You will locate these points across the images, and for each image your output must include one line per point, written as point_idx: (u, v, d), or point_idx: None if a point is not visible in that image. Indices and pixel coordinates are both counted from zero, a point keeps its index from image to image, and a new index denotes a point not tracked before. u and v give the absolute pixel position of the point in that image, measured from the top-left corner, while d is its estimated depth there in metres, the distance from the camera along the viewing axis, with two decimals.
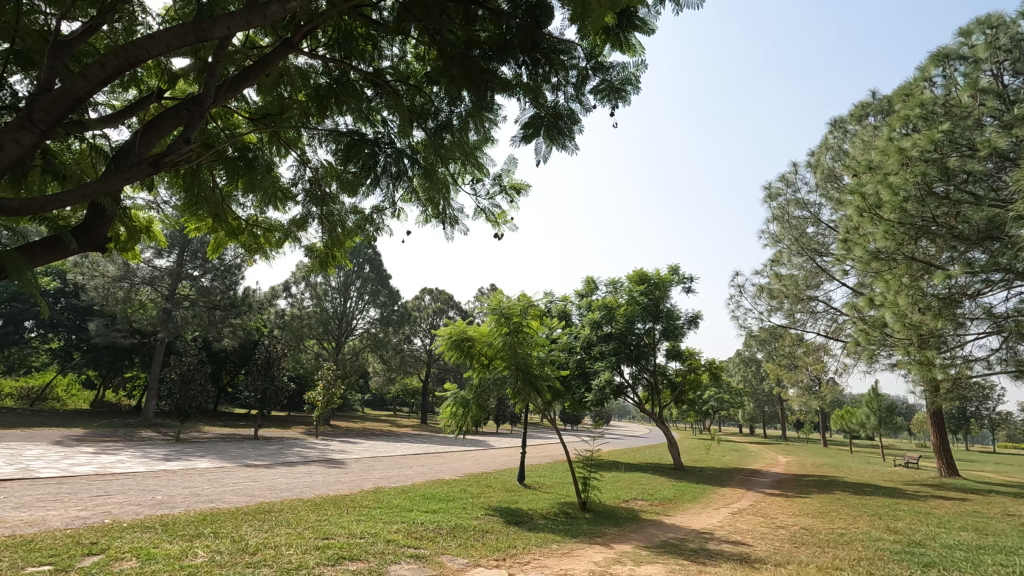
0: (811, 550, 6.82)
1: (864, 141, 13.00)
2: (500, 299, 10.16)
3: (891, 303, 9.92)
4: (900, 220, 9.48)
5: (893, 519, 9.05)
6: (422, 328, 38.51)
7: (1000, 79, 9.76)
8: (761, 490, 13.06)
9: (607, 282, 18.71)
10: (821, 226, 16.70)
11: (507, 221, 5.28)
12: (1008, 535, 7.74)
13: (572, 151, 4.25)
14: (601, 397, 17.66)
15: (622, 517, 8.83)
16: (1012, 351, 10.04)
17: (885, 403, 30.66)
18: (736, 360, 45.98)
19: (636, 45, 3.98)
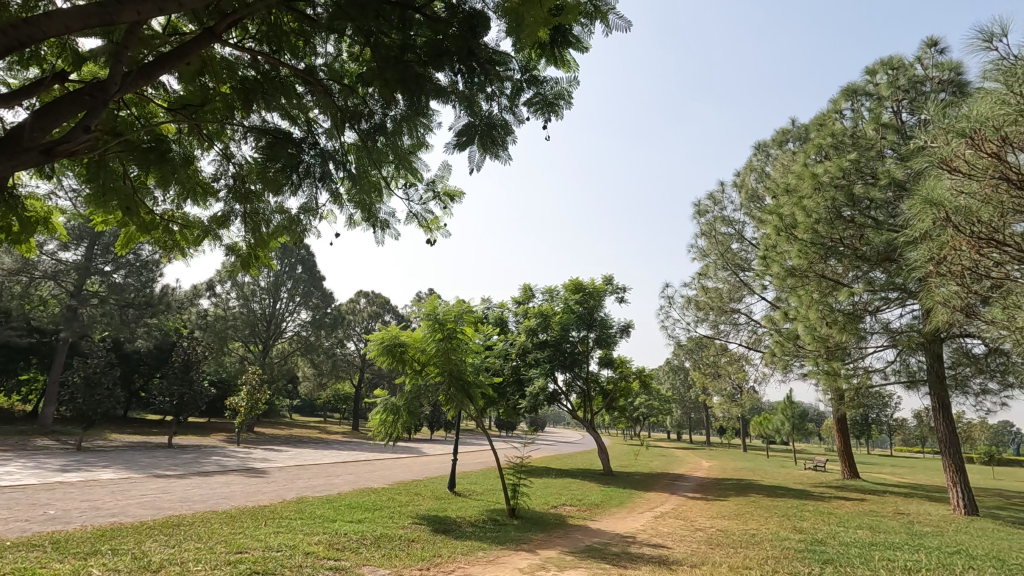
0: (724, 551, 7.17)
1: (783, 164, 13.96)
2: (436, 304, 9.99)
3: (804, 317, 10.57)
4: (812, 240, 10.17)
5: (799, 519, 9.68)
6: (356, 332, 37.47)
7: (899, 116, 10.78)
8: (683, 494, 13.57)
9: (544, 290, 18.94)
10: (744, 242, 17.67)
11: (440, 227, 5.30)
12: (897, 533, 8.43)
13: (504, 161, 4.33)
14: (534, 403, 17.83)
15: (549, 523, 8.95)
16: (905, 363, 11.04)
17: (798, 410, 32.74)
18: (665, 368, 47.73)
19: (570, 61, 4.10)
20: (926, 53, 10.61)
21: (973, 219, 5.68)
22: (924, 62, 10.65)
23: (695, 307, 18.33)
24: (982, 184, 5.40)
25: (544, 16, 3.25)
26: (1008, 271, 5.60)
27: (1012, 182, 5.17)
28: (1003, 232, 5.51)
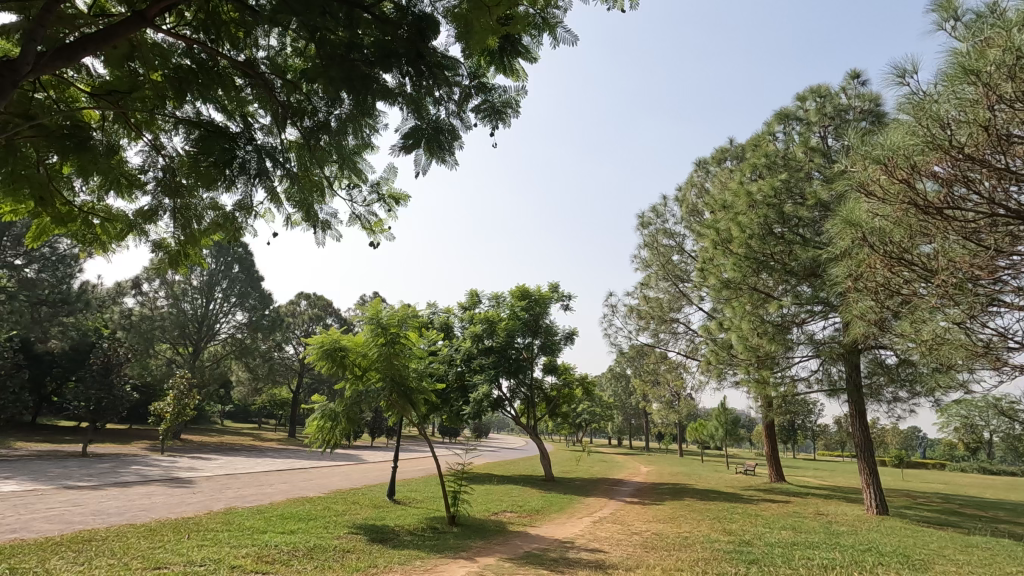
0: (658, 554, 7.38)
1: (721, 181, 14.63)
2: (380, 308, 9.89)
3: (737, 327, 11.11)
4: (746, 254, 10.67)
5: (729, 521, 10.10)
6: (296, 335, 36.18)
7: (826, 140, 11.52)
8: (621, 499, 13.87)
9: (490, 296, 18.96)
10: (684, 254, 18.33)
11: (384, 230, 5.22)
12: (817, 533, 8.95)
13: (450, 166, 4.32)
14: (478, 410, 17.77)
15: (489, 531, 8.92)
16: (826, 373, 11.77)
17: (731, 416, 34.19)
18: (608, 376, 48.75)
19: (519, 71, 4.14)
20: (850, 84, 11.41)
21: (886, 240, 6.15)
22: (848, 92, 11.46)
23: (637, 316, 18.85)
24: (895, 208, 5.86)
25: (492, 25, 3.27)
26: (915, 288, 6.06)
27: (918, 206, 5.65)
28: (911, 252, 6.00)
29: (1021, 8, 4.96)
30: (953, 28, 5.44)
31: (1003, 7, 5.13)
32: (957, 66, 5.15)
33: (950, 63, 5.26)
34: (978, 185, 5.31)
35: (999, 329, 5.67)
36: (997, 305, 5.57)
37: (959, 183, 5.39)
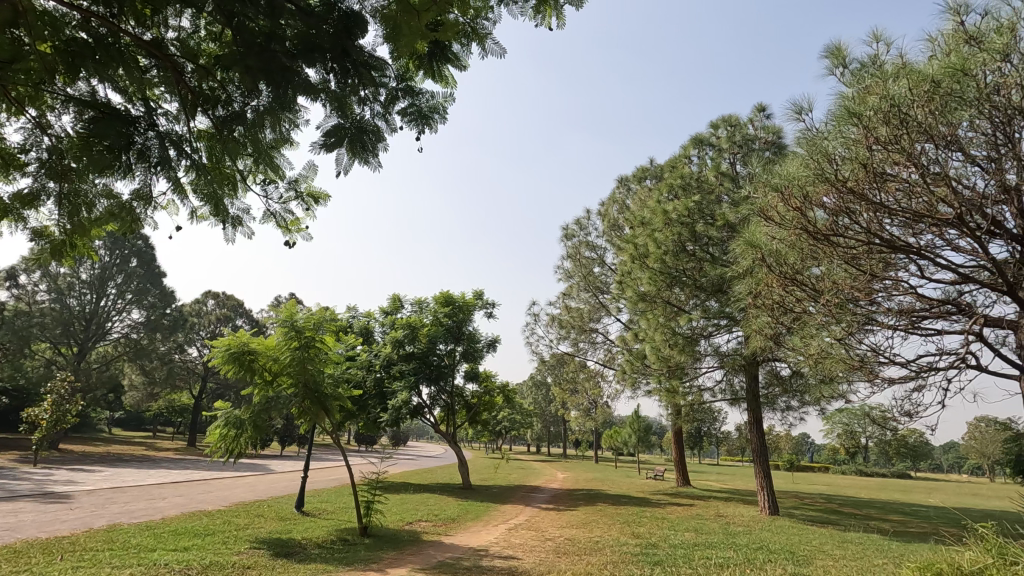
0: (569, 559, 7.56)
1: (640, 198, 15.34)
2: (294, 310, 9.43)
3: (651, 337, 11.71)
4: (661, 269, 11.35)
5: (637, 525, 10.53)
6: (200, 336, 33.74)
7: (734, 166, 12.38)
8: (537, 506, 14.06)
9: (413, 301, 18.67)
10: (604, 266, 19.00)
11: (300, 228, 5.04)
12: (716, 534, 9.54)
13: (374, 167, 4.25)
14: (396, 417, 17.38)
15: (402, 540, 8.74)
16: (729, 383, 12.60)
17: (643, 423, 35.66)
18: (528, 383, 49.40)
19: (447, 77, 4.14)
20: (756, 117, 12.40)
21: (781, 262, 6.71)
22: (755, 124, 12.43)
23: (558, 325, 19.28)
24: (790, 232, 6.43)
25: (422, 29, 3.24)
26: (805, 306, 6.64)
27: (809, 232, 6.17)
28: (801, 274, 6.58)
29: (895, 63, 5.65)
30: (841, 74, 6.07)
31: (882, 60, 5.80)
32: (844, 109, 5.77)
33: (838, 106, 5.88)
34: (859, 217, 5.92)
35: (872, 347, 6.33)
36: (871, 324, 6.23)
37: (844, 214, 5.99)
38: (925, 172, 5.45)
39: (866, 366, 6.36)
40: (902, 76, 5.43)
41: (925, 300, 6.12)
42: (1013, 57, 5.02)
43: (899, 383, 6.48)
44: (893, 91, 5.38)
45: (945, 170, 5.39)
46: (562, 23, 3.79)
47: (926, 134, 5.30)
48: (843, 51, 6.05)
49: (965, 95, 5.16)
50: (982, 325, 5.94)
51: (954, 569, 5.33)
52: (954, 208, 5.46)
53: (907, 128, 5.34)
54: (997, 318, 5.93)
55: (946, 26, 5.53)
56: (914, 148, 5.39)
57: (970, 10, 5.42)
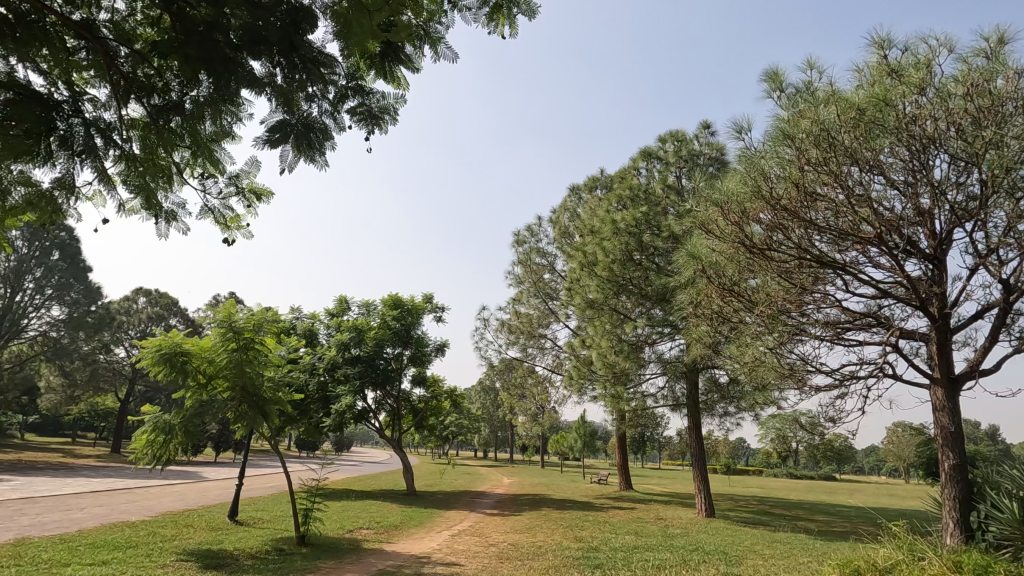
0: (511, 564, 7.58)
1: (590, 208, 15.65)
2: (233, 310, 9.04)
3: (598, 344, 11.94)
4: (608, 277, 11.70)
5: (580, 529, 10.68)
6: (129, 336, 31.77)
7: (680, 179, 12.81)
8: (482, 511, 14.02)
9: (360, 303, 18.27)
10: (554, 273, 19.23)
11: (240, 226, 4.84)
12: (655, 537, 9.79)
13: (320, 166, 4.15)
14: (339, 422, 16.95)
15: (342, 549, 8.51)
16: (671, 389, 13.02)
17: (590, 429, 36.22)
18: (477, 388, 49.29)
19: (399, 79, 4.10)
20: (701, 133, 12.91)
21: (720, 273, 7.00)
22: (700, 140, 12.93)
23: (507, 330, 19.35)
24: (729, 245, 6.71)
25: (373, 29, 3.18)
26: (742, 316, 6.94)
27: (746, 246, 6.50)
28: (739, 285, 6.90)
29: (826, 90, 6.03)
30: (778, 98, 6.42)
31: (815, 86, 6.18)
32: (780, 130, 6.12)
33: (775, 127, 6.22)
34: (791, 232, 6.27)
35: (801, 356, 6.69)
36: (800, 335, 6.59)
37: (778, 229, 6.33)
38: (850, 193, 5.83)
39: (795, 374, 6.71)
40: (831, 103, 5.81)
41: (848, 313, 6.54)
42: (927, 90, 5.45)
43: (825, 390, 6.89)
44: (824, 116, 5.75)
45: (867, 192, 5.80)
46: (514, 32, 3.83)
47: (852, 158, 5.69)
48: (780, 75, 6.40)
49: (886, 123, 5.58)
50: (898, 337, 6.40)
51: (870, 565, 5.67)
52: (875, 228, 5.87)
53: (835, 152, 5.72)
54: (912, 331, 6.39)
55: (871, 59, 5.96)
56: (841, 170, 5.77)
57: (892, 45, 5.87)
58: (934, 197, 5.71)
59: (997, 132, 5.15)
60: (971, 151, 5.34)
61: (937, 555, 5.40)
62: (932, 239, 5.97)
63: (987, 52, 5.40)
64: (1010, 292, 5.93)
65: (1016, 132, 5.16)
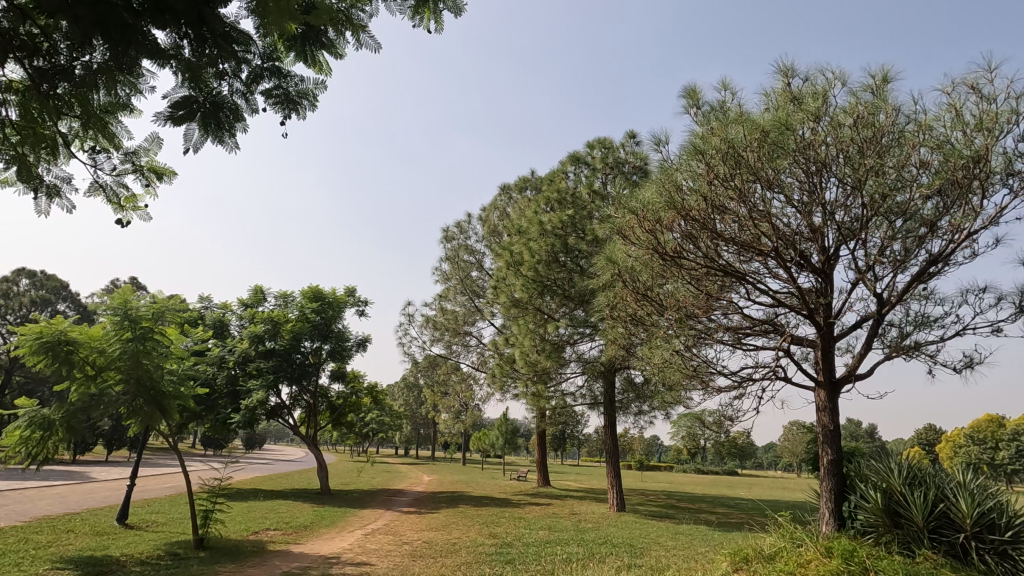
0: (423, 562, 7.54)
1: (520, 208, 15.84)
2: (128, 297, 8.40)
3: (521, 343, 12.11)
4: (534, 278, 11.94)
5: (495, 525, 10.79)
6: (5, 322, 28.48)
7: (605, 185, 13.22)
8: (398, 509, 13.82)
9: (277, 294, 17.44)
10: (482, 271, 19.25)
11: (136, 207, 4.50)
12: (567, 531, 10.08)
13: (229, 148, 3.94)
14: (249, 419, 16.13)
15: (244, 552, 8.09)
16: (589, 388, 13.44)
17: (511, 427, 36.67)
18: (400, 385, 48.69)
19: (321, 63, 3.95)
20: (627, 143, 13.37)
21: (635, 278, 7.30)
22: (626, 149, 13.37)
23: (432, 327, 19.18)
24: (644, 251, 6.99)
25: (292, 11, 3.00)
26: (654, 319, 7.29)
27: (658, 253, 6.83)
28: (652, 290, 7.24)
29: (736, 110, 6.44)
30: (695, 114, 6.78)
31: (726, 106, 6.59)
32: (692, 145, 6.45)
33: (688, 142, 6.55)
34: (700, 243, 6.68)
35: (705, 359, 7.13)
36: (705, 339, 7.03)
37: (689, 238, 6.70)
38: (752, 209, 6.30)
39: (699, 375, 7.13)
40: (740, 122, 6.21)
41: (749, 320, 7.03)
42: (822, 119, 5.97)
43: (725, 391, 7.37)
44: (732, 135, 6.15)
45: (767, 209, 6.28)
46: (440, 28, 3.79)
47: (754, 176, 6.16)
48: (697, 93, 6.77)
49: (788, 145, 6.03)
50: (789, 342, 6.96)
51: (757, 553, 6.16)
52: (772, 241, 6.38)
53: (740, 169, 6.17)
54: (801, 338, 6.98)
55: (776, 85, 6.43)
56: (745, 187, 6.22)
57: (794, 74, 6.37)
58: (823, 216, 6.25)
59: (877, 160, 5.75)
60: (857, 176, 5.89)
61: (813, 542, 5.93)
62: (821, 254, 6.56)
63: (873, 88, 5.98)
64: (884, 305, 6.62)
65: (894, 161, 5.79)
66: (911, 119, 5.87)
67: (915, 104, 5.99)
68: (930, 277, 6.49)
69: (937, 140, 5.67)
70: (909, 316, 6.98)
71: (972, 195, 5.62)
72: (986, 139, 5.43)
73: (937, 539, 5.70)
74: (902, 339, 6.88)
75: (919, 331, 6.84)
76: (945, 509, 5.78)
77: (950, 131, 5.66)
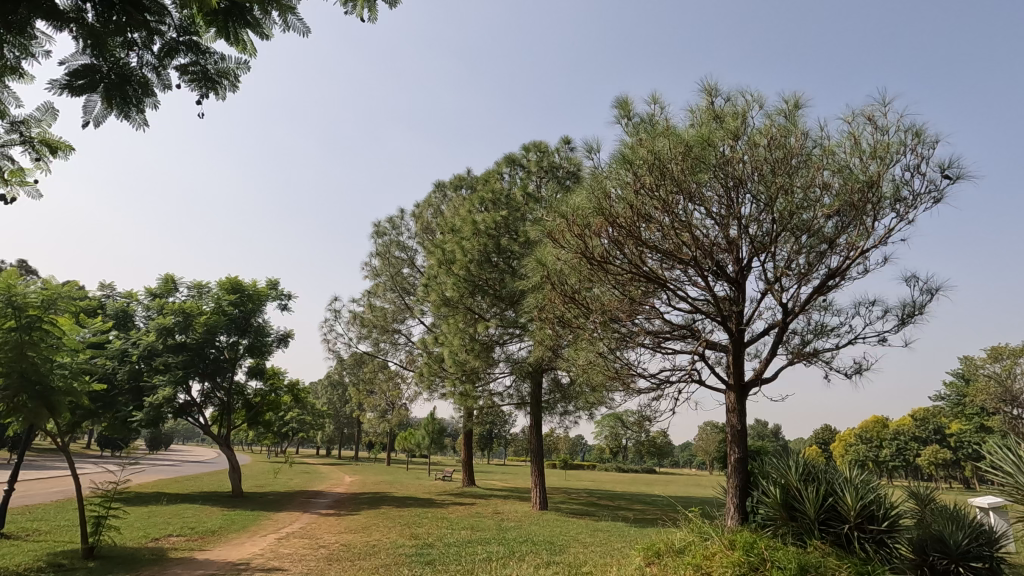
0: (340, 565, 7.33)
1: (454, 206, 15.73)
2: (10, 281, 7.51)
3: (449, 342, 12.04)
4: (465, 277, 11.94)
5: (417, 526, 10.65)
6: None
7: (539, 188, 13.40)
8: (316, 511, 13.33)
9: (190, 284, 16.32)
10: (413, 268, 18.95)
11: (23, 180, 4.06)
12: (489, 531, 10.12)
13: (137, 125, 3.63)
14: (154, 417, 15.02)
15: (141, 561, 7.50)
16: (517, 388, 13.55)
17: (439, 426, 36.40)
18: (325, 382, 47.20)
19: (246, 44, 3.60)
20: (562, 147, 13.62)
21: (563, 281, 7.43)
22: (561, 153, 13.60)
23: (359, 324, 18.65)
24: (572, 255, 7.13)
25: None
26: (581, 322, 7.44)
27: (586, 257, 7.01)
28: (580, 293, 7.41)
29: (664, 124, 6.71)
30: (625, 124, 7.01)
31: (655, 119, 6.85)
32: (622, 154, 6.66)
33: (618, 151, 6.75)
34: (626, 250, 6.93)
35: (627, 362, 7.40)
36: (627, 342, 7.29)
37: (616, 244, 6.93)
38: (675, 219, 6.62)
39: (621, 377, 7.38)
40: (666, 136, 6.48)
41: (669, 325, 7.36)
42: (740, 138, 6.37)
43: (645, 392, 7.67)
44: (658, 147, 6.42)
45: (688, 219, 6.61)
46: (373, 17, 3.69)
47: (678, 188, 6.47)
48: (629, 104, 7.01)
49: (709, 160, 6.36)
50: (704, 347, 7.35)
51: (668, 547, 6.48)
52: (692, 251, 6.72)
53: (665, 180, 6.46)
54: (715, 343, 7.38)
55: (701, 103, 6.77)
56: (670, 198, 6.52)
57: (717, 94, 6.74)
58: (738, 229, 6.65)
59: (786, 179, 6.21)
60: (769, 193, 6.31)
61: (718, 536, 6.29)
62: (736, 265, 6.98)
63: (786, 113, 6.45)
64: (788, 314, 7.14)
65: (801, 181, 6.27)
66: (818, 143, 6.39)
67: (821, 130, 6.53)
68: (829, 289, 7.06)
69: (838, 165, 6.23)
70: (810, 324, 7.57)
71: (866, 217, 6.19)
72: (879, 165, 6.02)
73: (826, 530, 6.23)
74: (803, 346, 7.45)
75: (818, 338, 7.44)
76: (834, 502, 6.31)
77: (849, 157, 6.22)
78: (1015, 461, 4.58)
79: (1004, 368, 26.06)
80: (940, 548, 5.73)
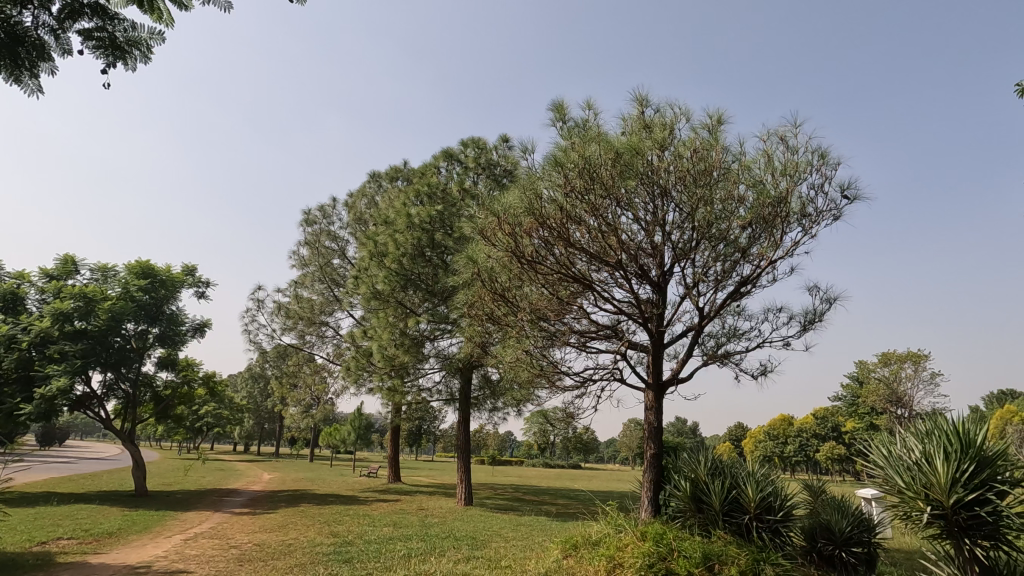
0: (251, 566, 7.03)
1: (388, 198, 15.43)
2: None
3: (379, 336, 11.82)
4: (397, 271, 11.75)
5: (337, 524, 10.40)
6: None
7: (476, 184, 13.39)
8: (228, 510, 12.67)
9: (94, 267, 15.05)
10: (344, 259, 18.42)
11: None
12: (411, 527, 10.05)
13: (31, 91, 3.31)
14: (46, 410, 13.70)
15: (23, 566, 6.86)
16: (446, 384, 13.49)
17: (366, 421, 35.66)
18: (246, 375, 45.15)
19: (162, 13, 3.33)
20: (500, 146, 13.67)
21: (494, 279, 7.52)
22: (499, 151, 13.64)
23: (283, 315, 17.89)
24: (502, 253, 7.20)
25: None
26: (509, 319, 7.53)
27: (516, 255, 7.10)
28: (510, 292, 7.50)
29: (596, 130, 6.89)
30: (560, 128, 7.15)
31: (588, 124, 7.02)
32: (555, 157, 6.77)
33: (551, 153, 6.86)
34: (556, 250, 7.08)
35: (553, 360, 7.57)
36: (555, 341, 7.47)
37: (547, 245, 7.06)
38: (602, 222, 6.83)
39: (547, 375, 7.56)
40: (598, 142, 6.66)
41: (594, 325, 7.59)
42: (666, 148, 6.65)
43: (569, 390, 7.89)
44: (590, 153, 6.58)
45: (615, 223, 6.84)
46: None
47: (608, 194, 6.68)
48: (564, 108, 7.15)
49: (637, 167, 6.61)
50: (626, 347, 7.65)
51: (585, 540, 6.70)
52: (618, 254, 6.97)
53: (595, 185, 6.65)
54: (637, 343, 7.69)
55: (632, 112, 7.00)
56: (598, 202, 6.72)
57: (647, 105, 7.01)
58: (661, 235, 6.95)
59: (706, 191, 6.56)
60: (691, 202, 6.65)
61: (632, 527, 6.58)
62: (658, 270, 7.30)
63: (709, 127, 6.81)
64: (704, 318, 7.56)
65: (720, 193, 6.66)
66: (736, 158, 6.79)
67: (740, 146, 6.96)
68: (742, 296, 7.54)
69: (752, 179, 6.67)
70: (724, 328, 8.05)
71: (775, 230, 6.67)
72: (788, 182, 6.53)
73: (728, 520, 6.66)
74: (717, 348, 7.92)
75: (730, 341, 7.92)
76: (736, 495, 6.74)
77: (763, 173, 6.68)
78: (886, 456, 5.11)
79: (892, 372, 28.79)
80: (827, 536, 6.36)
